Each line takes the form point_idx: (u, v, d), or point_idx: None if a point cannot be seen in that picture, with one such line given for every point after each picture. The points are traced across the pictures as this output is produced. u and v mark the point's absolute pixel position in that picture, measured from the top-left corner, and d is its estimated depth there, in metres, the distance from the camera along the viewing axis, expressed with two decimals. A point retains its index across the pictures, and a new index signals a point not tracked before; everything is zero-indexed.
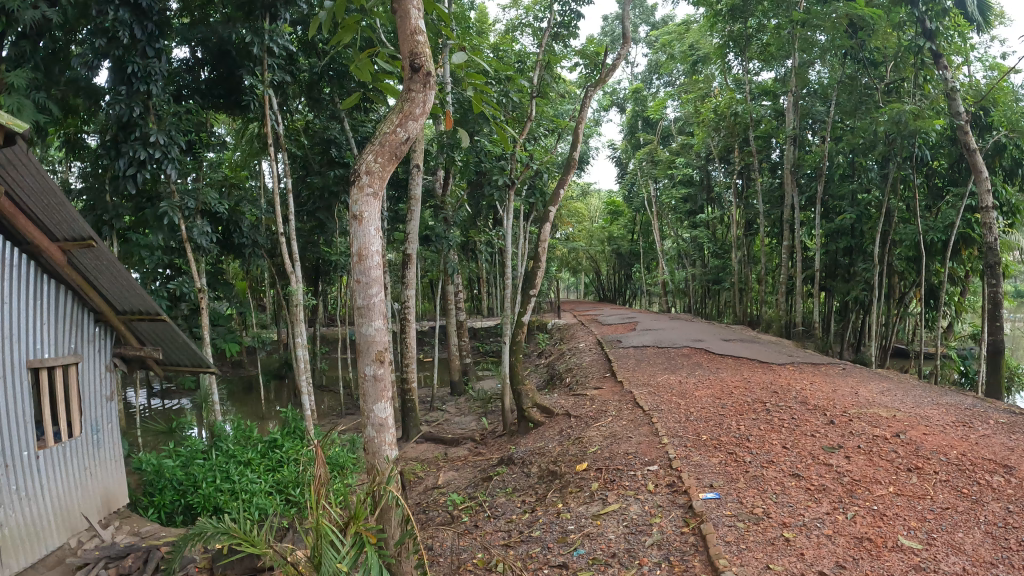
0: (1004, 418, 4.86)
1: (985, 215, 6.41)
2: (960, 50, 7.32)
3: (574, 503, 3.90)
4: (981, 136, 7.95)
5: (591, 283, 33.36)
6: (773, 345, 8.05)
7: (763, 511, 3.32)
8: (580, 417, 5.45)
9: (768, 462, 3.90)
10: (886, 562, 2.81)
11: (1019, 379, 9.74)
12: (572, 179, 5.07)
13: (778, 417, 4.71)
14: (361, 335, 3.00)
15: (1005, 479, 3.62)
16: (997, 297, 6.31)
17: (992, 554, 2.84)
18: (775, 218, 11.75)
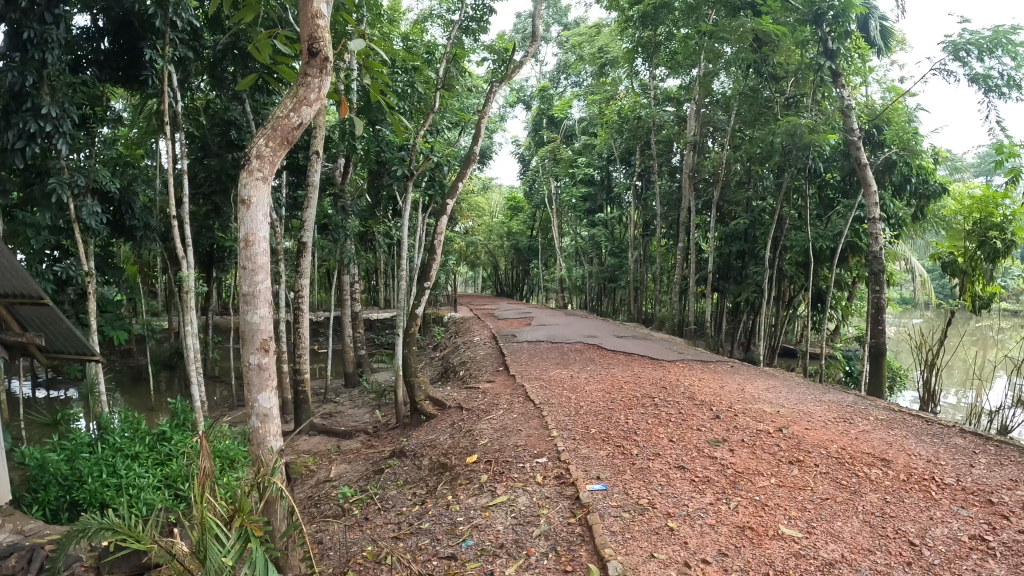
0: (883, 415, 5.19)
1: (871, 226, 6.82)
2: (855, 71, 7.75)
3: (463, 494, 3.91)
4: (874, 152, 8.44)
5: (489, 278, 33.62)
6: (665, 342, 8.44)
7: (648, 502, 3.43)
8: (472, 410, 5.47)
9: (653, 454, 4.04)
10: (767, 550, 2.95)
11: (898, 380, 10.39)
12: (472, 172, 5.05)
13: (665, 412, 4.87)
14: (245, 323, 2.92)
15: (883, 472, 3.88)
16: (880, 303, 6.72)
17: (869, 542, 3.04)
18: (672, 221, 12.16)
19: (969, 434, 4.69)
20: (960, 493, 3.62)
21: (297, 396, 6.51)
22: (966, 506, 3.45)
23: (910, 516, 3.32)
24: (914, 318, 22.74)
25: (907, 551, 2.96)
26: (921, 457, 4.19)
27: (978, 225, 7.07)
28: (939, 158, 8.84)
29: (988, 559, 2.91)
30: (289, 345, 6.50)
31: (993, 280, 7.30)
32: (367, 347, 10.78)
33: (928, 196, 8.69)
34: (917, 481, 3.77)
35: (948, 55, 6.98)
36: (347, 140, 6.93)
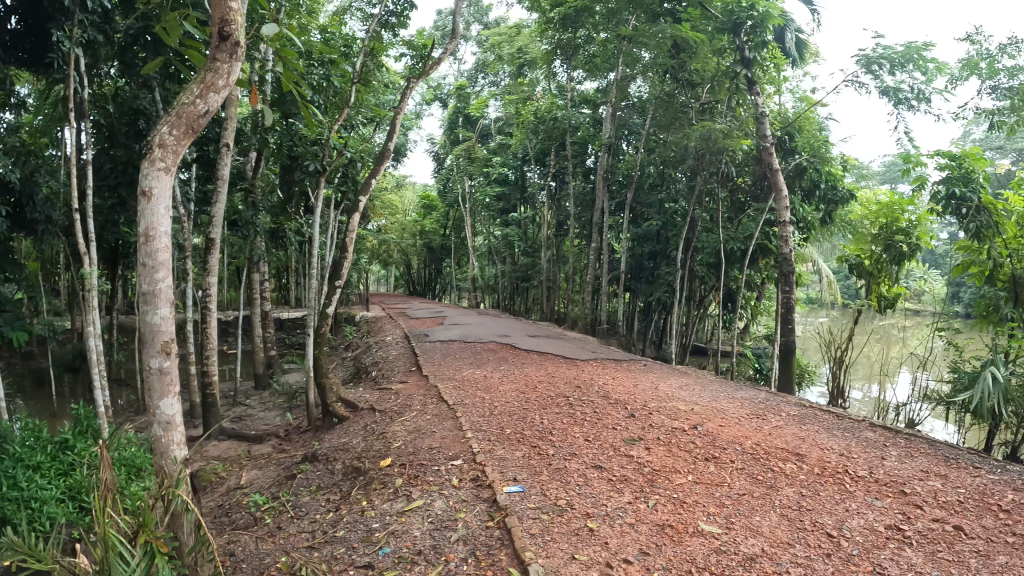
0: (794, 411, 5.37)
1: (782, 229, 7.07)
2: (767, 80, 8.03)
3: (378, 500, 3.82)
4: (786, 158, 8.75)
5: (401, 278, 33.27)
6: (578, 341, 8.53)
7: (567, 503, 3.43)
8: (385, 412, 5.36)
9: (569, 454, 4.05)
10: (688, 547, 2.99)
11: (806, 376, 10.72)
12: (386, 169, 4.97)
13: (580, 411, 4.91)
14: (144, 324, 2.76)
15: (797, 466, 4.01)
16: (790, 303, 6.96)
17: (788, 535, 3.13)
18: (585, 222, 12.29)
19: (877, 427, 4.92)
20: (872, 485, 3.79)
21: (204, 399, 6.24)
22: (879, 497, 3.62)
23: (826, 508, 3.44)
24: (816, 316, 23.83)
25: (825, 543, 3.06)
26: (833, 450, 4.35)
27: (883, 230, 7.41)
28: (847, 166, 9.26)
29: (902, 548, 3.06)
30: (195, 346, 6.19)
31: (897, 281, 7.69)
32: (277, 346, 10.45)
33: (836, 202, 9.06)
34: (830, 474, 3.92)
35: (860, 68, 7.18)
36: (261, 132, 6.75)
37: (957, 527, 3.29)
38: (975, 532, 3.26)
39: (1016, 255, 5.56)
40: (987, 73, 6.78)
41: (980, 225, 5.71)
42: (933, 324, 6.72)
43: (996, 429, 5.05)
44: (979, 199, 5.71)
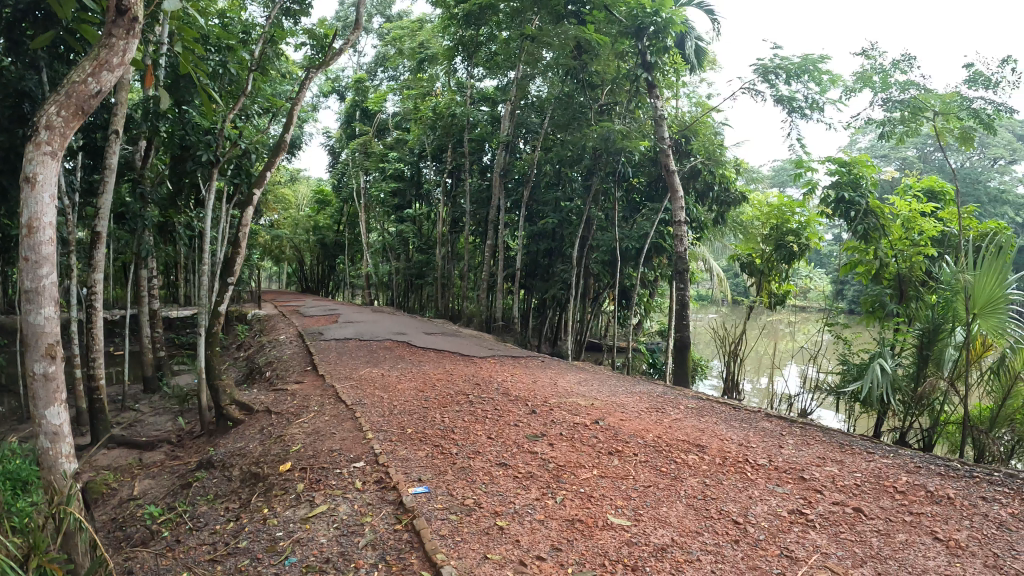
0: (690, 404, 5.56)
1: (677, 228, 7.30)
2: (666, 83, 8.23)
3: (280, 507, 3.71)
4: (681, 161, 8.94)
5: (294, 275, 32.35)
6: (473, 339, 8.58)
7: (474, 502, 3.41)
8: (281, 414, 5.26)
9: (473, 453, 4.05)
10: (600, 541, 3.02)
11: (700, 370, 10.84)
12: (281, 163, 5.33)
13: (481, 409, 4.95)
14: (25, 324, 2.61)
15: (698, 457, 4.13)
16: (684, 299, 7.17)
17: (697, 524, 3.20)
18: (481, 219, 12.06)
19: (772, 417, 5.14)
20: (772, 472, 3.95)
21: (90, 406, 5.89)
22: (780, 484, 3.77)
23: (730, 496, 3.56)
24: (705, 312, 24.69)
25: (733, 530, 3.16)
26: (732, 440, 4.51)
27: (774, 230, 7.74)
28: (740, 170, 9.60)
29: (807, 531, 3.19)
30: (81, 350, 5.83)
31: (786, 279, 8.06)
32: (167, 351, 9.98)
33: (727, 203, 9.44)
34: (731, 463, 4.06)
35: (759, 77, 7.51)
36: (148, 120, 6.32)
37: (857, 509, 3.47)
38: (874, 512, 3.45)
39: (902, 255, 5.90)
40: (880, 87, 6.61)
41: (868, 227, 6.11)
42: (823, 319, 7.09)
43: (885, 415, 5.44)
44: (867, 203, 6.10)
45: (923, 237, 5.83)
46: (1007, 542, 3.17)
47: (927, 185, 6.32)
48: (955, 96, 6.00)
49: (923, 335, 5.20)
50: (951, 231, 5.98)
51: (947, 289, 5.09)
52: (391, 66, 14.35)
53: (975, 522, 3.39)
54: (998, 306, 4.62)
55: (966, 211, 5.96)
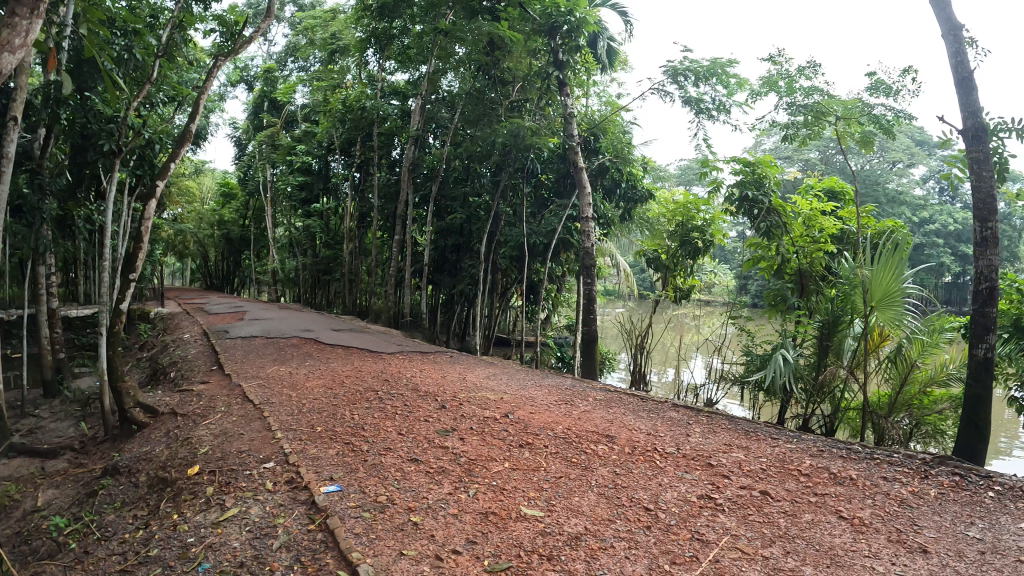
0: (598, 395, 5.73)
1: (584, 224, 7.48)
2: (576, 82, 8.38)
3: (190, 512, 3.60)
4: (590, 157, 9.19)
5: (196, 270, 31.00)
6: (381, 335, 8.56)
7: (387, 499, 3.41)
8: (187, 416, 5.10)
9: (384, 449, 4.05)
10: (514, 532, 3.07)
11: (608, 363, 10.99)
12: (186, 154, 5.20)
13: (391, 405, 4.97)
14: None
15: (607, 447, 4.25)
16: (591, 294, 7.36)
17: (609, 512, 3.30)
18: (388, 214, 11.79)
19: (680, 407, 5.36)
20: (680, 460, 4.10)
21: None
22: (689, 470, 3.93)
23: (640, 484, 3.68)
24: (612, 308, 25.19)
25: (645, 516, 3.27)
26: (641, 430, 4.67)
27: (680, 227, 8.02)
28: (647, 168, 9.92)
29: (717, 514, 3.34)
30: None
31: (690, 274, 8.36)
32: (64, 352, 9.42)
33: (634, 200, 9.72)
34: (640, 452, 4.19)
35: (668, 78, 7.74)
36: (48, 106, 5.86)
37: (763, 491, 3.66)
38: (780, 495, 3.64)
39: (802, 251, 6.21)
40: (785, 91, 6.80)
41: (771, 225, 6.32)
42: (728, 313, 7.41)
43: (788, 403, 5.75)
44: (770, 201, 6.35)
45: (823, 234, 6.14)
46: (907, 518, 3.48)
47: (828, 185, 6.66)
48: (856, 102, 6.31)
49: (824, 326, 5.56)
50: (849, 229, 6.33)
51: (845, 284, 5.43)
52: (302, 56, 13.99)
53: (876, 500, 3.68)
54: (893, 300, 4.96)
55: (864, 211, 6.34)
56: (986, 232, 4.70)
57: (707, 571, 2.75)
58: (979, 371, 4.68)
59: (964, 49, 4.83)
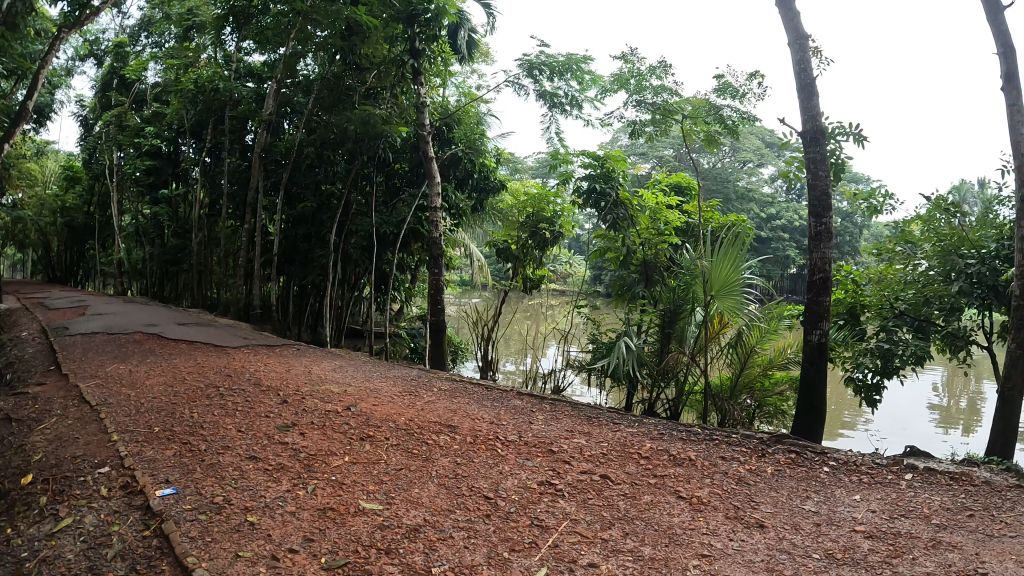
0: (442, 385, 5.98)
1: (432, 214, 7.58)
2: (429, 72, 8.32)
3: (23, 525, 3.25)
4: (442, 148, 9.05)
5: (32, 261, 28.23)
6: (228, 329, 8.24)
7: (223, 499, 3.29)
8: (19, 421, 4.63)
9: (223, 448, 3.93)
10: (352, 527, 3.03)
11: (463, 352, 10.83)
12: (22, 135, 4.79)
13: (231, 402, 4.85)
14: None
15: (450, 437, 4.33)
16: (438, 283, 7.46)
17: (448, 503, 3.33)
18: (238, 202, 11.13)
19: (523, 396, 5.67)
20: (521, 447, 4.20)
21: None
22: (530, 457, 4.04)
23: (480, 473, 3.74)
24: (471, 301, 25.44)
25: (484, 505, 3.33)
26: (483, 419, 4.78)
27: (530, 217, 8.01)
28: (500, 160, 9.80)
29: (556, 500, 3.46)
30: None
31: (540, 264, 8.35)
32: None
33: (486, 191, 9.46)
34: (482, 442, 4.27)
35: (523, 71, 7.82)
36: None
37: (604, 475, 3.83)
38: (620, 478, 3.83)
39: (648, 243, 6.45)
40: (634, 90, 6.99)
41: (617, 217, 6.55)
42: (572, 303, 7.66)
43: (635, 387, 5.99)
44: (617, 194, 6.57)
45: (667, 227, 6.42)
46: (744, 495, 3.80)
47: (674, 181, 7.15)
48: (703, 103, 6.66)
49: (666, 313, 6.03)
50: (693, 222, 6.72)
51: (687, 274, 5.74)
52: (158, 32, 13.12)
53: (715, 479, 3.97)
54: (732, 289, 5.21)
55: (707, 206, 6.75)
56: (822, 226, 5.06)
57: (545, 557, 2.86)
58: (814, 355, 5.11)
59: (808, 56, 5.19)
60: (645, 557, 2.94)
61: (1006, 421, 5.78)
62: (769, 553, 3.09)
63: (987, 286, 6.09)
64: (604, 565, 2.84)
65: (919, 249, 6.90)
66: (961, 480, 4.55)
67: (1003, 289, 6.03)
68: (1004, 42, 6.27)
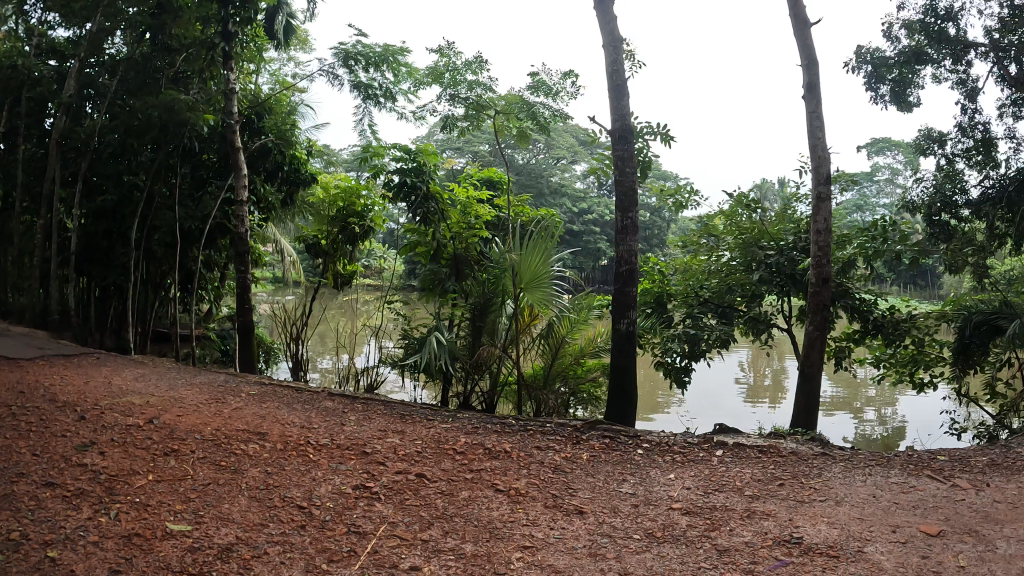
0: (250, 390, 5.89)
1: (237, 208, 7.46)
2: (240, 57, 8.11)
3: None
4: (251, 138, 8.55)
5: None
6: (18, 339, 7.34)
7: (19, 535, 3.01)
8: None
9: (16, 476, 3.52)
10: (161, 553, 3.00)
11: (274, 353, 10.04)
12: None
13: (22, 421, 4.35)
14: None
15: (259, 444, 4.36)
16: (245, 282, 7.42)
17: (261, 517, 3.41)
18: (33, 194, 9.80)
19: (334, 396, 5.83)
20: (334, 451, 4.38)
21: None
22: (343, 461, 4.22)
23: (293, 481, 3.86)
24: (287, 302, 24.22)
25: (298, 516, 3.47)
26: (294, 424, 4.89)
27: (339, 212, 7.68)
28: (312, 152, 9.49)
29: (372, 504, 3.70)
30: None
31: (352, 260, 8.14)
32: None
33: (297, 184, 9.05)
34: (293, 448, 4.38)
35: (338, 60, 7.68)
36: None
37: (418, 474, 4.12)
38: (436, 475, 4.14)
39: (457, 237, 6.57)
40: (447, 84, 7.10)
41: (427, 211, 6.46)
42: (384, 297, 7.52)
43: (449, 382, 6.30)
44: (426, 187, 6.48)
45: (476, 221, 6.53)
46: (562, 483, 4.21)
47: (485, 175, 7.23)
48: (517, 99, 6.96)
49: (476, 308, 6.31)
50: (504, 216, 6.82)
51: (495, 267, 6.14)
52: None
53: (532, 469, 4.36)
54: (541, 281, 5.89)
55: (516, 201, 6.98)
56: (626, 221, 5.85)
57: (364, 564, 3.09)
58: (623, 341, 5.84)
59: (620, 58, 5.85)
60: (466, 554, 3.26)
61: (807, 396, 6.41)
62: (591, 538, 3.52)
63: (785, 274, 7.21)
64: (425, 566, 3.13)
65: (721, 241, 7.83)
66: (770, 451, 5.00)
67: (798, 277, 7.19)
68: (807, 56, 6.99)
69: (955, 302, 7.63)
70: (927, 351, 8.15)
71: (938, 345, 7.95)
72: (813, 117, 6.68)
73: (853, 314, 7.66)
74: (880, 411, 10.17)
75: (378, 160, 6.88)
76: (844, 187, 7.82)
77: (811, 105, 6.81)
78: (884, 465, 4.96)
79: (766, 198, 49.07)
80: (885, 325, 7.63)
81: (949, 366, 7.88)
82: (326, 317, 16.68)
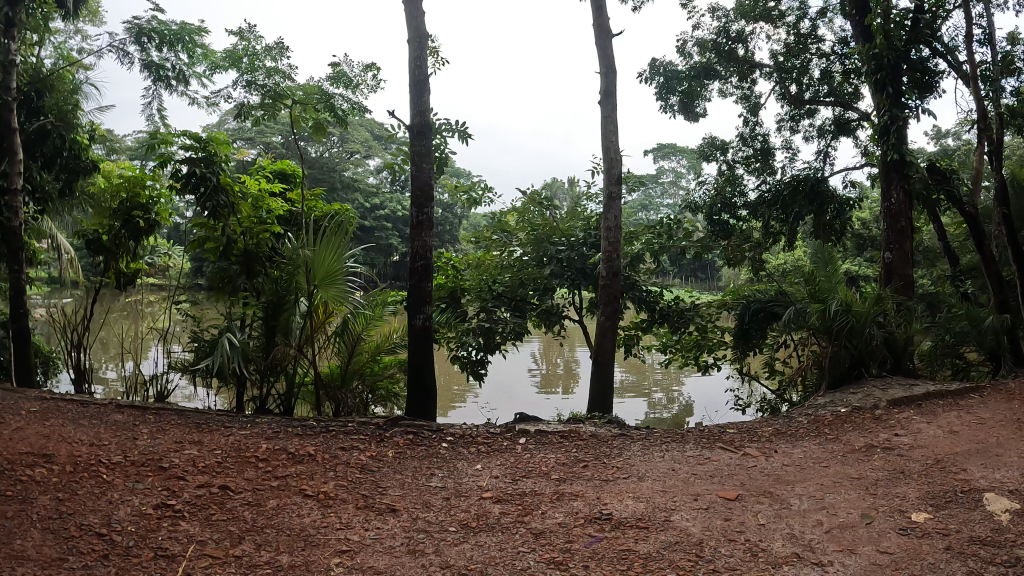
0: (34, 406, 5.18)
1: (11, 197, 6.49)
2: (24, 24, 7.07)
3: None
4: (28, 120, 7.60)
5: None
6: None
7: None
8: None
9: None
10: None
11: (51, 364, 8.81)
12: None
13: None
14: None
15: (46, 468, 3.88)
16: (18, 282, 6.50)
17: (58, 551, 3.07)
18: None
19: (124, 407, 5.29)
20: (129, 469, 3.98)
21: None
22: (141, 479, 3.85)
23: (87, 507, 3.47)
24: (59, 302, 21.52)
25: (99, 545, 3.15)
26: (82, 442, 4.38)
27: (121, 204, 6.96)
28: (95, 138, 8.49)
29: (177, 522, 3.42)
30: None
31: (136, 257, 7.41)
32: None
33: (78, 172, 8.07)
34: (83, 469, 3.92)
35: (130, 36, 7.01)
36: None
37: (222, 486, 3.87)
38: (240, 486, 3.90)
39: (248, 232, 6.15)
40: (245, 69, 6.78)
41: (217, 204, 5.94)
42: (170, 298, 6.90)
43: (243, 386, 5.97)
44: (217, 180, 5.96)
45: (269, 215, 6.28)
46: (371, 482, 4.15)
47: (279, 167, 6.93)
48: (315, 90, 6.72)
49: (269, 306, 6.09)
50: (297, 211, 6.69)
51: (287, 263, 6.03)
52: None
53: (338, 471, 4.25)
54: (334, 277, 5.88)
55: (310, 195, 6.82)
56: (422, 216, 5.92)
57: None
58: (419, 336, 5.91)
59: (423, 55, 5.92)
60: (284, 566, 3.12)
61: (601, 383, 6.86)
62: (408, 534, 3.51)
63: (574, 268, 7.86)
64: None
65: (513, 237, 8.26)
66: (570, 436, 5.28)
67: (586, 271, 7.88)
68: (606, 63, 7.46)
69: (734, 293, 8.47)
70: (709, 336, 9.12)
71: (719, 332, 8.91)
72: (609, 122, 7.16)
73: (641, 304, 8.34)
74: (666, 393, 11.15)
75: (165, 149, 6.36)
76: (630, 188, 8.48)
77: (607, 110, 7.31)
78: (679, 441, 5.45)
79: (558, 194, 52.18)
80: (671, 313, 8.44)
81: (729, 349, 8.86)
82: (100, 321, 14.94)
